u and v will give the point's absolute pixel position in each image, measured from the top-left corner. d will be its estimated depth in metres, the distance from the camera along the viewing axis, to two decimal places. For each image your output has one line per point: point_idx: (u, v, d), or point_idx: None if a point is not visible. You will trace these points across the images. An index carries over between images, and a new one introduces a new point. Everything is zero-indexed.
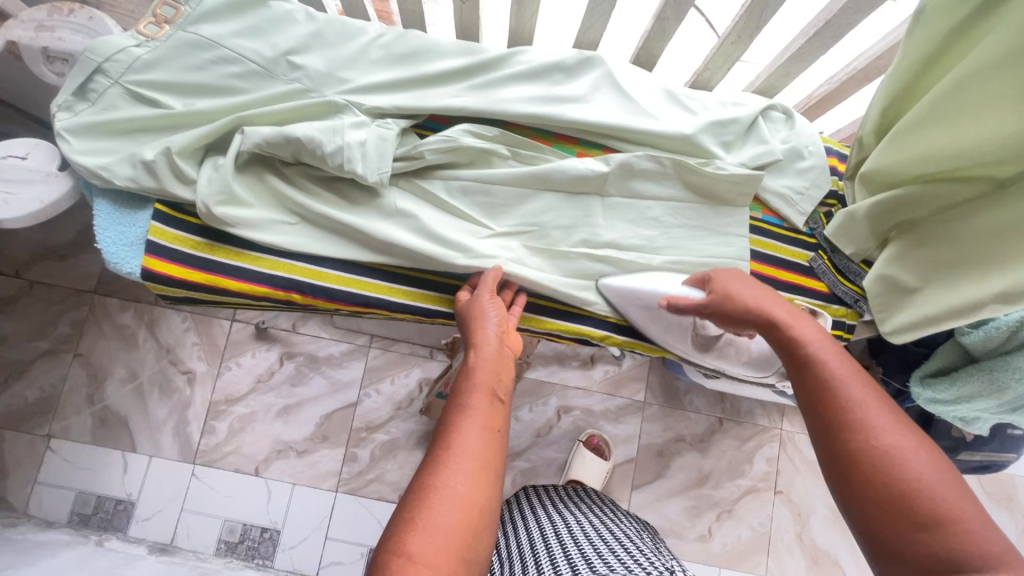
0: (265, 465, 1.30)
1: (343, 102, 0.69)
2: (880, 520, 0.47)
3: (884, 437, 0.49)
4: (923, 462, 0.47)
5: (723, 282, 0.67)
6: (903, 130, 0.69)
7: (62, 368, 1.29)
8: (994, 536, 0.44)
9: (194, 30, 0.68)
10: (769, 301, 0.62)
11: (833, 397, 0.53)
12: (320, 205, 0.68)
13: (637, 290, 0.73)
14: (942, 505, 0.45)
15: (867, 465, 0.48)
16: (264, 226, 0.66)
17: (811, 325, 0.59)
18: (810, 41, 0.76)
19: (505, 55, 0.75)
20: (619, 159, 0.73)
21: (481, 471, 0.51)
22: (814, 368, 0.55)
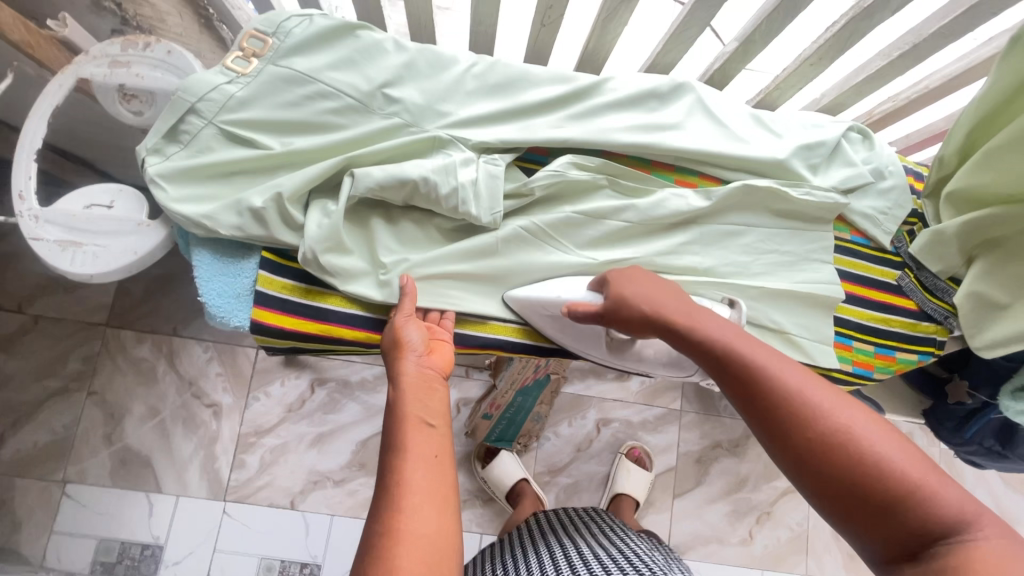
0: (301, 497, 1.25)
1: (448, 137, 0.67)
2: (853, 509, 0.46)
3: (830, 419, 0.48)
4: (875, 434, 0.47)
5: (623, 286, 0.63)
6: (998, 149, 0.70)
7: (75, 409, 1.20)
8: (961, 496, 0.44)
9: (285, 63, 0.64)
10: (670, 307, 0.61)
11: (762, 388, 0.52)
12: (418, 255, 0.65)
13: (535, 299, 0.67)
14: (902, 475, 0.45)
15: (820, 454, 0.47)
16: (365, 276, 0.62)
17: (714, 323, 0.58)
18: (892, 64, 0.78)
19: (598, 83, 0.74)
20: (720, 189, 0.73)
21: (431, 504, 0.50)
22: (733, 362, 0.54)
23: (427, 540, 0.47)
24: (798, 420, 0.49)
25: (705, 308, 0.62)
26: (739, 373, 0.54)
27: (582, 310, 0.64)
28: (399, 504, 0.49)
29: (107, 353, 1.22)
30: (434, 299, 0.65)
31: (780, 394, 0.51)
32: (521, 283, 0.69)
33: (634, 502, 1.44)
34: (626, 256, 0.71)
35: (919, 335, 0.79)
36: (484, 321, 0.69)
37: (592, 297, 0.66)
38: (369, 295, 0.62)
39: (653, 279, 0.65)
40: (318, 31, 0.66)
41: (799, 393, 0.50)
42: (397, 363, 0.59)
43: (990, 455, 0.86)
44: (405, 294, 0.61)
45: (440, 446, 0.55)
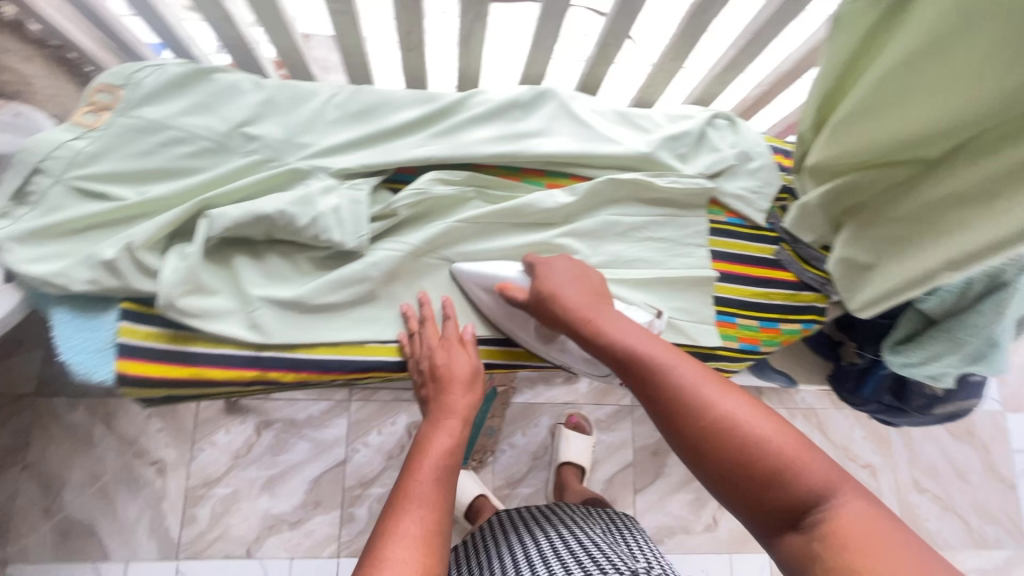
0: (257, 544, 1.24)
1: (308, 167, 0.68)
2: (738, 486, 0.52)
3: (714, 407, 0.54)
4: (753, 419, 0.53)
5: (556, 279, 0.68)
6: (839, 124, 0.73)
7: (10, 485, 1.18)
8: (826, 468, 0.50)
9: (136, 113, 0.65)
10: (581, 309, 0.66)
11: (659, 380, 0.58)
12: (286, 289, 0.65)
13: (483, 273, 0.71)
14: (777, 453, 0.51)
15: (709, 444, 0.53)
16: (232, 314, 0.63)
17: (619, 328, 0.64)
18: (741, 52, 0.82)
19: (461, 98, 0.76)
20: (584, 187, 0.75)
21: (428, 518, 0.55)
22: (632, 362, 0.61)
23: (415, 546, 0.52)
24: (686, 416, 0.55)
25: (610, 310, 0.66)
26: (640, 375, 0.60)
27: (513, 292, 0.69)
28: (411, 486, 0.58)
29: (38, 423, 1.20)
30: (308, 328, 0.65)
31: (671, 392, 0.57)
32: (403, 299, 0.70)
33: (579, 470, 1.45)
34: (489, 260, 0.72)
35: (799, 304, 0.83)
36: (361, 343, 0.67)
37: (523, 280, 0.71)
38: (235, 334, 0.62)
39: (581, 271, 0.70)
40: (169, 79, 0.67)
41: (689, 387, 0.56)
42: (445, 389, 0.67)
43: (891, 411, 0.90)
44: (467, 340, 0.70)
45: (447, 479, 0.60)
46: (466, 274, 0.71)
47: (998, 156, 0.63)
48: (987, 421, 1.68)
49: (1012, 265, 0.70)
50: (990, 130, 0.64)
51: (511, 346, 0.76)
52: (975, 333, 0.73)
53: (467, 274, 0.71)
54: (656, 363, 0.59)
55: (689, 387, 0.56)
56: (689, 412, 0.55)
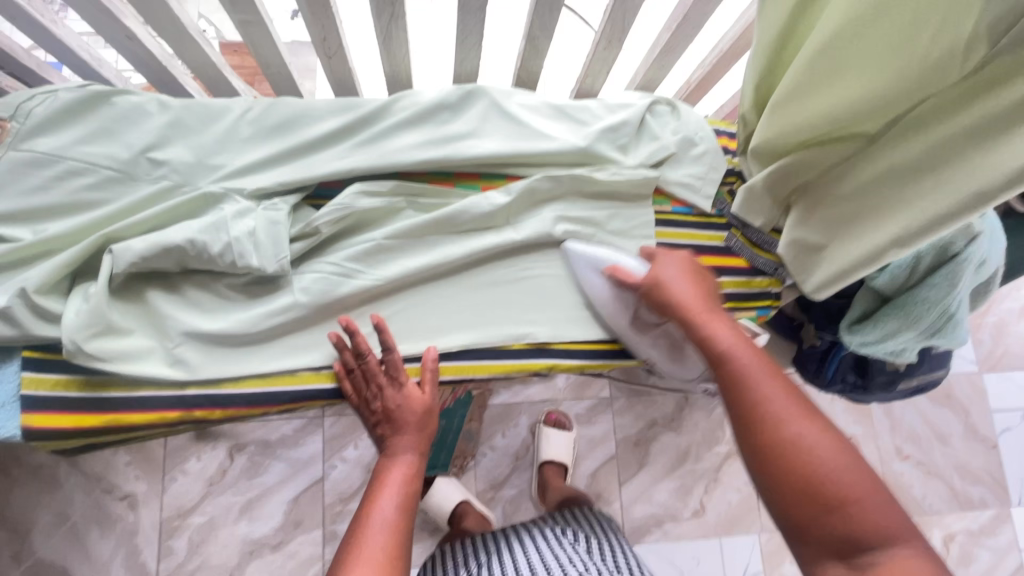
0: (239, 571, 1.21)
1: (220, 191, 0.64)
2: (796, 506, 0.51)
3: (793, 429, 0.53)
4: (828, 452, 0.51)
5: (663, 269, 0.66)
6: (782, 100, 0.70)
7: None
8: (891, 513, 0.49)
9: (28, 146, 0.61)
10: (689, 301, 0.63)
11: (741, 387, 0.56)
12: (205, 322, 0.61)
13: (590, 255, 0.71)
14: (847, 489, 0.50)
15: (778, 459, 0.52)
16: (148, 354, 0.59)
17: (725, 328, 0.60)
18: (675, 34, 0.79)
19: (385, 104, 0.72)
20: (519, 187, 0.72)
21: (390, 551, 0.52)
22: (721, 363, 0.59)
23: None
24: (766, 425, 0.54)
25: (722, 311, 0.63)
26: (727, 375, 0.58)
27: (624, 274, 0.67)
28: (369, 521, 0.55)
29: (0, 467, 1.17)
30: (233, 360, 0.61)
31: (758, 398, 0.55)
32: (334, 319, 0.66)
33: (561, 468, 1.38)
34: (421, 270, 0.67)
35: (752, 291, 0.81)
36: (291, 372, 0.63)
37: (636, 264, 0.69)
38: (154, 374, 0.58)
39: (693, 268, 0.67)
40: (62, 107, 0.62)
41: (774, 401, 0.55)
42: (397, 426, 0.62)
43: (856, 391, 0.89)
44: (428, 365, 0.64)
45: (404, 516, 0.56)
46: (580, 253, 0.72)
47: (939, 127, 0.60)
48: (965, 383, 1.62)
49: (961, 235, 0.69)
50: (928, 100, 0.61)
51: (508, 361, 0.69)
52: (929, 308, 0.72)
53: (574, 250, 0.72)
54: (748, 370, 0.57)
55: (771, 402, 0.54)
56: (770, 424, 0.53)
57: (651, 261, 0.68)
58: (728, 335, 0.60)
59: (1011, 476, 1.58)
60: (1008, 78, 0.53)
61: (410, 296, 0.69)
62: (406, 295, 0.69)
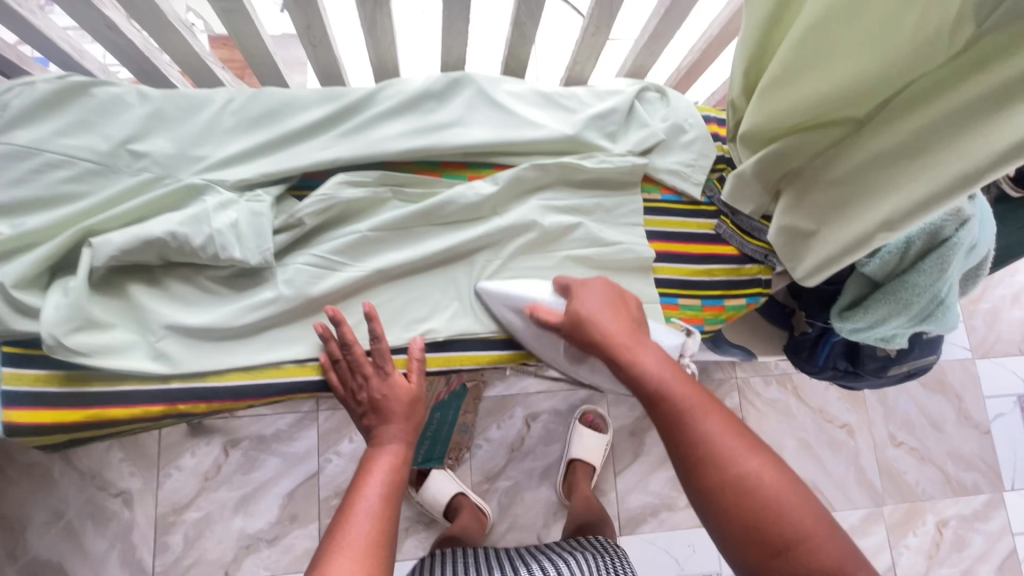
0: (236, 565, 1.21)
1: (202, 183, 0.63)
2: (745, 546, 0.50)
3: (733, 466, 0.52)
4: (770, 487, 0.51)
5: (586, 305, 0.65)
6: (770, 85, 0.69)
7: None
8: (840, 547, 0.48)
9: (5, 139, 0.60)
10: (618, 336, 0.62)
11: (678, 427, 0.56)
12: (189, 316, 0.60)
13: (508, 293, 0.67)
14: (789, 526, 0.49)
15: (721, 499, 0.52)
16: (132, 348, 0.59)
17: (655, 364, 0.60)
18: (663, 19, 0.78)
19: (369, 93, 0.71)
20: (507, 176, 0.71)
21: (372, 538, 0.51)
22: (656, 402, 0.58)
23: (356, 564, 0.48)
24: (704, 465, 0.53)
25: (650, 342, 0.63)
26: (663, 414, 0.57)
27: (544, 314, 0.64)
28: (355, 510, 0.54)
29: None
30: (219, 353, 0.61)
31: (696, 439, 0.54)
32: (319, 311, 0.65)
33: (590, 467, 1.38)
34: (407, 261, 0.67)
35: (742, 278, 0.81)
36: (279, 364, 0.62)
37: (555, 301, 0.68)
38: (139, 368, 0.58)
39: (616, 299, 0.67)
40: (39, 98, 0.61)
41: (713, 440, 0.54)
42: (384, 415, 0.62)
43: (847, 377, 0.89)
44: (414, 356, 0.65)
45: (389, 505, 0.55)
46: (496, 291, 0.68)
47: (929, 108, 0.59)
48: (959, 370, 1.62)
49: (952, 220, 0.68)
50: (918, 81, 0.60)
51: (496, 352, 0.70)
52: (919, 293, 0.72)
53: (489, 292, 0.68)
54: (682, 405, 0.56)
55: (708, 440, 0.54)
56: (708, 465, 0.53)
57: (571, 297, 0.66)
58: (663, 371, 0.59)
59: (1004, 462, 1.59)
60: (998, 57, 0.52)
61: (399, 289, 0.68)
62: (393, 287, 0.68)
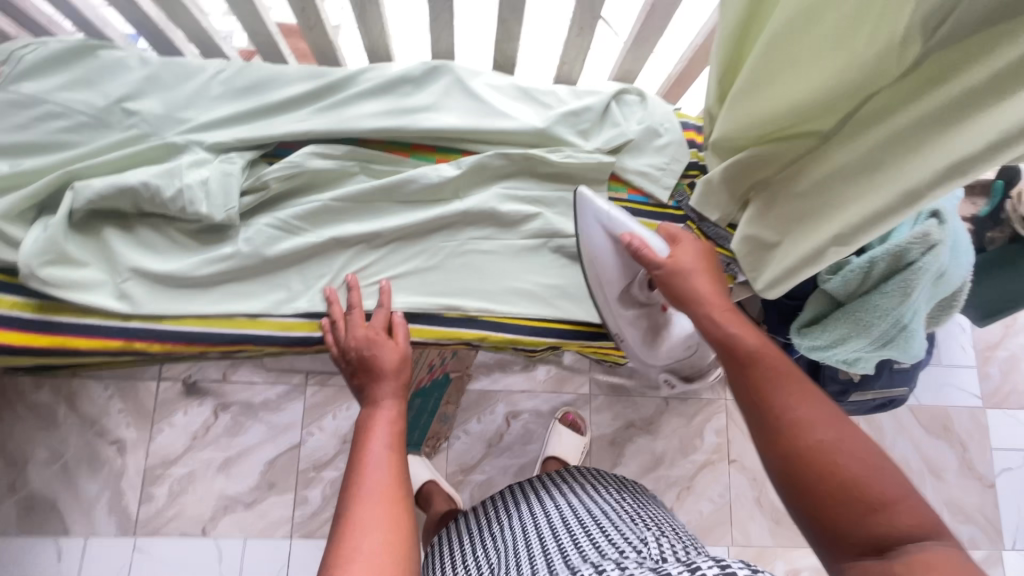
0: (212, 523, 1.27)
1: (182, 142, 0.68)
2: (833, 504, 0.46)
3: (822, 425, 0.49)
4: (861, 444, 0.47)
5: (684, 255, 0.67)
6: (741, 92, 0.69)
7: None
8: (934, 507, 0.44)
9: (15, 88, 0.66)
10: (707, 291, 0.63)
11: (764, 382, 0.54)
12: (155, 263, 0.65)
13: (608, 212, 0.71)
14: (882, 485, 0.45)
15: (811, 454, 0.48)
16: (100, 286, 0.64)
17: (742, 327, 0.59)
18: (645, 24, 0.80)
19: (351, 74, 0.75)
20: (470, 161, 0.73)
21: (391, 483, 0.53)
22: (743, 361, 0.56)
23: (389, 519, 0.50)
24: (791, 421, 0.51)
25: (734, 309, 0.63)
26: (752, 375, 0.55)
27: (646, 245, 0.67)
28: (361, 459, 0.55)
29: (7, 402, 1.26)
30: (178, 300, 0.65)
31: (786, 397, 0.52)
32: (277, 271, 0.69)
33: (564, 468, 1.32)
34: (364, 232, 0.70)
35: None
36: (233, 317, 0.66)
37: (655, 241, 0.71)
38: (104, 305, 0.63)
39: (710, 260, 0.68)
40: (50, 55, 0.68)
41: (788, 407, 0.52)
42: (374, 374, 0.63)
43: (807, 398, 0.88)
44: (397, 327, 0.68)
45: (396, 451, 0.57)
46: (595, 206, 0.72)
47: (889, 122, 0.58)
48: (966, 418, 1.52)
49: (918, 244, 0.66)
50: (876, 98, 0.60)
51: (441, 328, 0.71)
52: (881, 315, 0.71)
53: (587, 195, 0.72)
54: (768, 363, 0.55)
55: (797, 397, 0.52)
56: (796, 418, 0.50)
57: (677, 243, 0.69)
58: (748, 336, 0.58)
59: (1008, 521, 1.48)
60: (947, 76, 0.52)
61: (358, 262, 0.71)
62: (348, 258, 0.71)
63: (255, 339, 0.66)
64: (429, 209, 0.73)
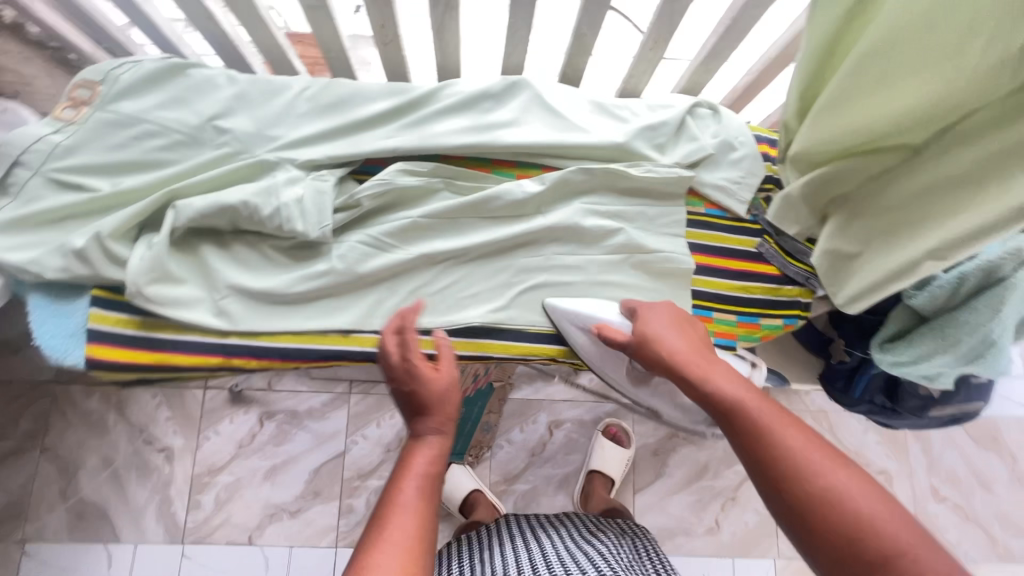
0: (259, 532, 1.27)
1: (275, 159, 0.69)
2: (839, 560, 0.48)
3: (818, 479, 0.50)
4: (861, 496, 0.49)
5: (650, 325, 0.67)
6: (825, 107, 0.69)
7: (29, 467, 1.25)
8: (943, 557, 0.45)
9: (113, 108, 0.68)
10: (685, 354, 0.63)
11: (756, 436, 0.54)
12: (253, 280, 0.66)
13: (576, 312, 0.71)
14: (887, 542, 0.46)
15: (811, 509, 0.49)
16: (199, 303, 0.64)
17: (728, 380, 0.60)
18: (722, 38, 0.80)
19: (432, 90, 0.76)
20: (553, 177, 0.74)
21: (420, 519, 0.52)
22: (734, 415, 0.57)
23: (400, 554, 0.49)
24: (784, 475, 0.51)
25: (718, 361, 0.63)
26: (744, 428, 0.56)
27: (611, 333, 0.68)
28: (401, 480, 0.55)
29: (58, 410, 1.27)
30: (276, 316, 0.66)
31: (778, 452, 0.52)
32: (366, 287, 0.70)
33: (609, 480, 1.31)
34: (455, 250, 0.70)
35: (782, 299, 0.81)
36: (328, 334, 0.67)
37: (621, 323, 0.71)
38: (205, 322, 0.64)
39: (678, 317, 0.69)
40: (146, 74, 0.69)
41: (786, 451, 0.52)
42: (427, 409, 0.60)
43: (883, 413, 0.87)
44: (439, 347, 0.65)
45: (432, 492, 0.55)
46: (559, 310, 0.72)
47: (993, 138, 0.58)
48: (1015, 429, 1.47)
49: (1010, 259, 0.66)
50: (979, 112, 0.59)
51: (528, 344, 0.72)
52: (970, 332, 0.70)
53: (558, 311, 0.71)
54: (759, 416, 0.55)
55: (792, 451, 0.52)
56: (794, 476, 0.51)
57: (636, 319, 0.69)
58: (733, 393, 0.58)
59: None
60: None
61: (444, 276, 0.72)
62: (432, 275, 0.71)
63: (351, 357, 0.67)
64: (513, 225, 0.73)
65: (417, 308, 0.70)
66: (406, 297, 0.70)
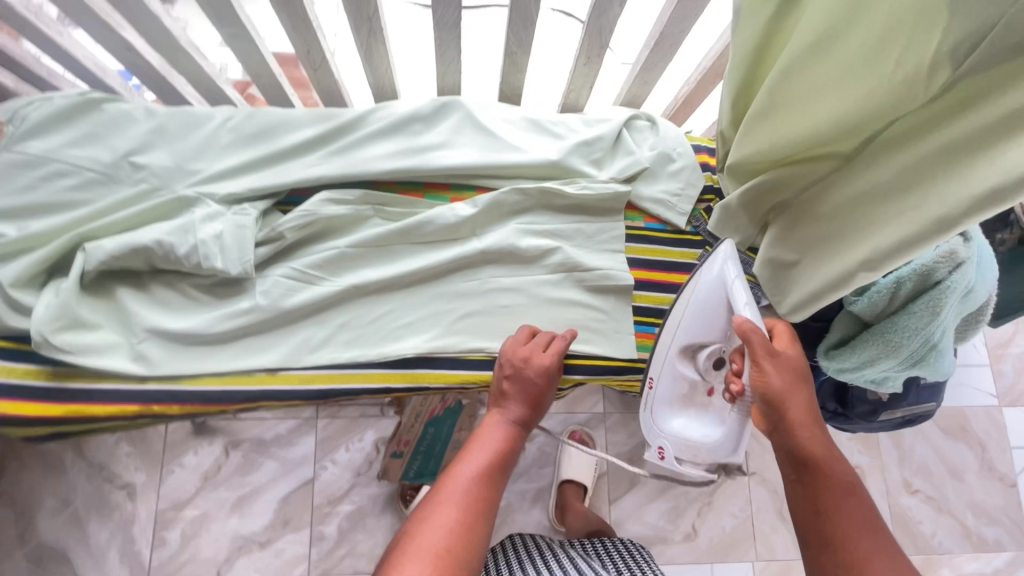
0: (228, 565, 1.22)
1: (193, 195, 0.67)
2: None
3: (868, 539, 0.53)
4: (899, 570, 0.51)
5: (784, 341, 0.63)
6: (755, 119, 0.69)
7: None
8: None
9: (20, 147, 0.65)
10: (795, 383, 0.60)
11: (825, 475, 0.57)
12: (174, 321, 0.64)
13: (723, 278, 0.67)
14: None
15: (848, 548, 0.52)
16: (115, 349, 0.62)
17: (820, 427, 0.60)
18: (653, 51, 0.79)
19: (360, 115, 0.74)
20: (486, 200, 0.73)
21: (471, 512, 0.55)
22: (812, 453, 0.58)
23: (448, 531, 0.52)
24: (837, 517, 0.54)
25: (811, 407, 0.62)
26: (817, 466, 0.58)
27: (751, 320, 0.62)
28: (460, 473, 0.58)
29: (12, 451, 1.22)
30: (197, 358, 0.64)
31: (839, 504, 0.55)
32: (297, 322, 0.68)
33: (581, 488, 1.27)
34: (387, 279, 0.69)
35: None
36: (256, 374, 0.66)
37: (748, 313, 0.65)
38: (123, 368, 0.61)
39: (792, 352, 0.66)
40: (55, 111, 0.66)
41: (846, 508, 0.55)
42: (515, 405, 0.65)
43: (835, 418, 0.87)
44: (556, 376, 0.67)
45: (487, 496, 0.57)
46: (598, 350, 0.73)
47: (914, 147, 0.57)
48: (983, 417, 1.44)
49: (945, 263, 0.65)
50: (901, 120, 0.58)
51: (468, 371, 0.70)
52: (910, 336, 0.69)
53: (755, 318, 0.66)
54: (840, 465, 0.57)
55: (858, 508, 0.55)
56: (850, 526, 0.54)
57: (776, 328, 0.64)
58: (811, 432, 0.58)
59: None
60: (975, 101, 0.50)
61: (380, 304, 0.70)
62: (361, 307, 0.70)
63: (277, 397, 0.65)
64: (447, 249, 0.72)
65: (351, 341, 0.69)
66: (335, 330, 0.68)
